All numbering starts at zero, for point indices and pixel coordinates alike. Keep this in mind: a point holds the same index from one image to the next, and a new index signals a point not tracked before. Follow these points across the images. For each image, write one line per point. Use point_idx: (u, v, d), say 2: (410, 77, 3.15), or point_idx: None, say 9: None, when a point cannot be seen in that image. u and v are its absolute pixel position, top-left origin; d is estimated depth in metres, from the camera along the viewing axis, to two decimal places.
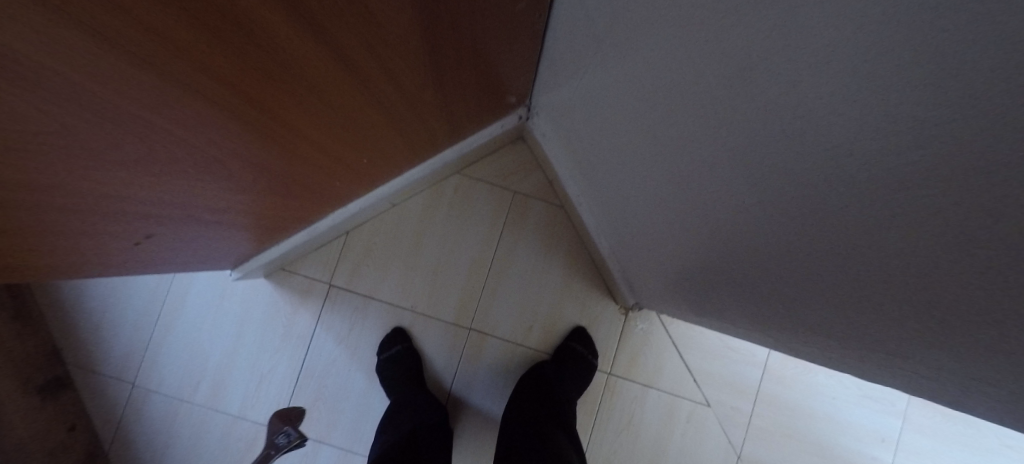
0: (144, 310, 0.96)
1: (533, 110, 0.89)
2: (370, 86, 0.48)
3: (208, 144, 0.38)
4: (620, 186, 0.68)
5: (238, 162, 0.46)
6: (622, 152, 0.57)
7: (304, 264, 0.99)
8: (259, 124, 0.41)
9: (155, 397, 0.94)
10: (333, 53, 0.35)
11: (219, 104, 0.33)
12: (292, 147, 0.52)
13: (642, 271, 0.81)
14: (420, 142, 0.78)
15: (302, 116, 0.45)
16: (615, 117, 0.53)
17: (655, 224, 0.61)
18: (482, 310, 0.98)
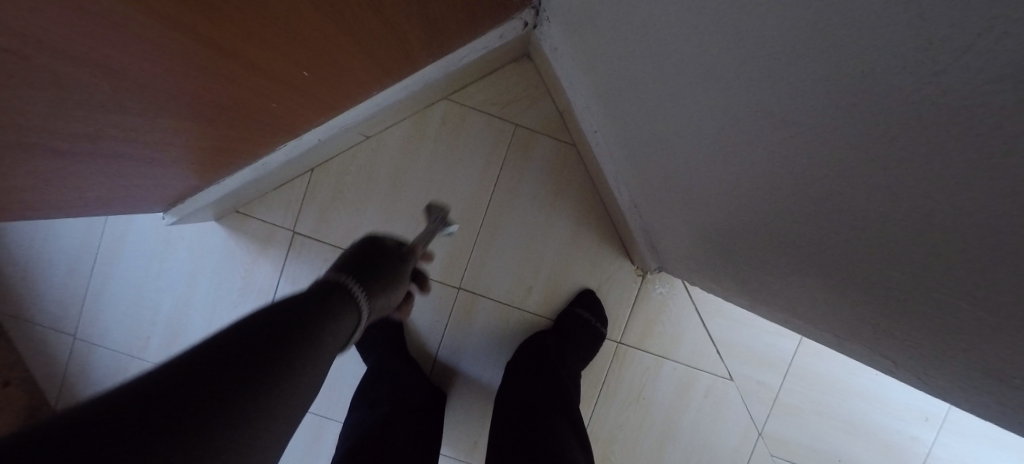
0: (76, 254, 0.81)
1: (542, 14, 0.67)
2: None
3: (134, 71, 0.32)
4: (657, 118, 0.49)
5: (174, 95, 0.39)
6: (676, 61, 0.38)
7: (260, 207, 0.81)
8: (120, 16, 0.26)
9: (100, 354, 0.81)
10: None
11: (137, 24, 0.27)
12: (203, 59, 0.36)
13: (668, 234, 0.64)
14: (390, 55, 0.58)
15: (195, 0, 0.29)
16: (675, 2, 0.34)
17: (704, 173, 0.43)
18: (473, 268, 0.83)
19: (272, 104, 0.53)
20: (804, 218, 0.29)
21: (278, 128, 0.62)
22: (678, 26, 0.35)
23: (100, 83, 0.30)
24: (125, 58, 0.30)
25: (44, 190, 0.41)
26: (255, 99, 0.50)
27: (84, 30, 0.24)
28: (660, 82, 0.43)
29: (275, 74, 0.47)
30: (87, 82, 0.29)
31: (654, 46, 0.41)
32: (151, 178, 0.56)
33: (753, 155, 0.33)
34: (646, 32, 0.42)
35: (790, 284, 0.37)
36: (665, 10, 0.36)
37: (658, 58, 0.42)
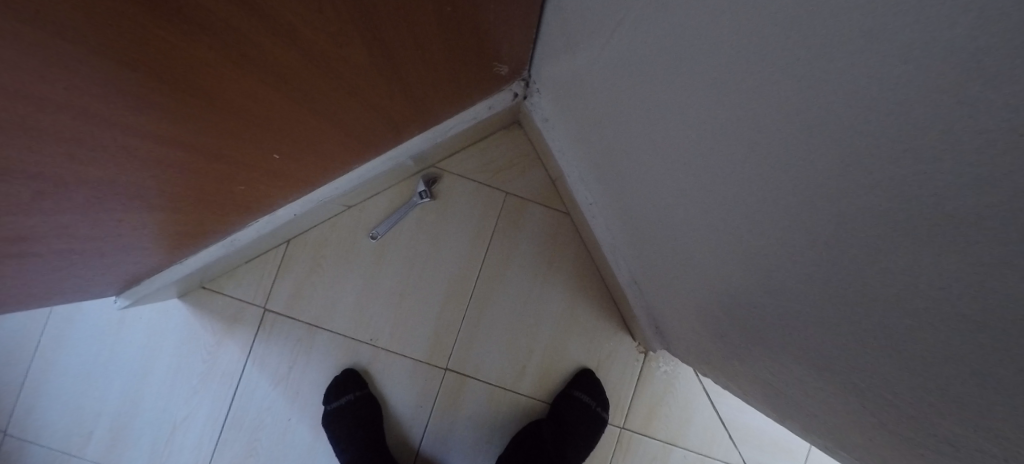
0: (18, 338, 0.72)
1: (533, 86, 0.65)
2: (278, 56, 0.29)
3: (75, 178, 0.27)
4: (660, 200, 0.45)
5: (127, 190, 0.34)
6: (688, 150, 0.34)
7: (229, 282, 0.75)
8: (58, 137, 0.22)
9: (31, 453, 0.70)
10: (235, 56, 0.26)
11: (77, 139, 0.23)
12: (162, 157, 0.32)
13: (673, 316, 0.59)
14: (372, 131, 0.55)
15: (162, 110, 0.26)
16: (688, 91, 0.30)
17: (720, 267, 0.39)
18: (462, 346, 0.76)
19: (241, 186, 0.49)
20: (861, 356, 0.24)
21: (248, 206, 0.57)
22: (691, 115, 0.31)
23: (26, 199, 0.26)
24: (64, 170, 0.26)
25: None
26: (221, 183, 0.45)
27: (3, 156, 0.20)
28: (666, 167, 0.40)
29: (243, 160, 0.43)
30: (6, 202, 0.24)
31: (659, 131, 0.38)
32: (101, 267, 0.50)
33: (786, 262, 0.28)
34: (649, 116, 0.39)
35: (828, 409, 0.31)
36: (675, 97, 0.32)
37: (662, 144, 0.38)
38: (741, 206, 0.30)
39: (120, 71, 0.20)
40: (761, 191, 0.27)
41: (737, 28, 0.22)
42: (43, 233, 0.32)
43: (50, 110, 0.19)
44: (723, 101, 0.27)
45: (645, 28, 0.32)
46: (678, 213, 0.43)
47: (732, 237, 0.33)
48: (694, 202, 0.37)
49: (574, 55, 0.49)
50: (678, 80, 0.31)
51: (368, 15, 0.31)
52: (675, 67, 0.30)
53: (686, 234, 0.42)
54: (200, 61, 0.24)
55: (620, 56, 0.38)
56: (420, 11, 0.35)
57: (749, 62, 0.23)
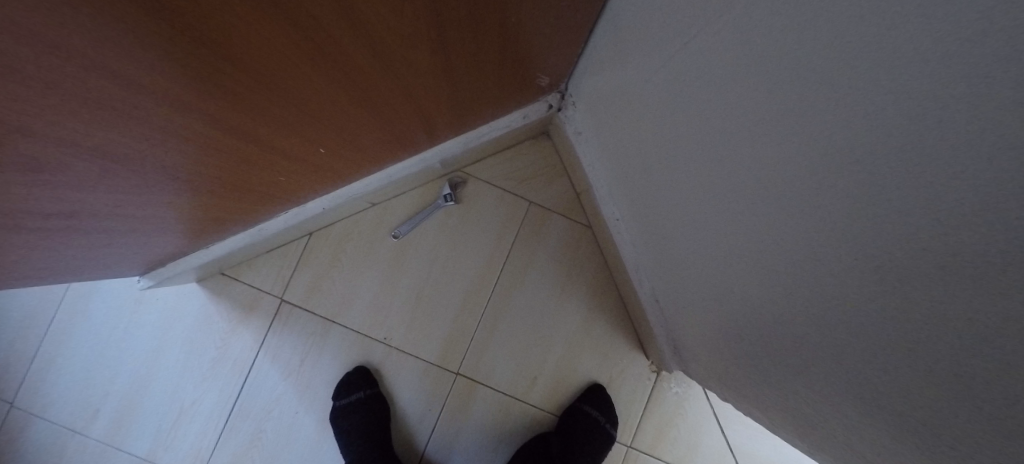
0: (34, 311, 0.71)
1: (569, 98, 0.66)
2: (337, 36, 0.29)
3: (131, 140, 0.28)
4: (697, 222, 0.45)
5: (174, 163, 0.35)
6: (740, 175, 0.35)
7: (248, 269, 0.75)
8: (120, 89, 0.22)
9: (37, 427, 0.69)
10: (302, 31, 0.26)
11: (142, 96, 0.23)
12: (210, 130, 0.32)
13: (694, 338, 0.59)
14: (411, 132, 0.56)
15: (219, 76, 0.26)
16: (753, 118, 0.31)
17: (761, 293, 0.39)
18: (474, 351, 0.76)
19: (279, 176, 0.50)
20: (925, 393, 0.24)
21: (281, 196, 0.57)
22: (751, 141, 0.32)
23: (77, 154, 0.25)
24: (118, 128, 0.25)
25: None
26: (262, 170, 0.46)
27: (66, 98, 0.20)
28: (711, 189, 0.40)
29: (286, 147, 0.43)
30: (58, 152, 0.24)
31: (706, 154, 0.38)
32: (134, 244, 0.50)
33: (841, 296, 0.29)
34: (697, 138, 0.39)
35: (869, 446, 0.31)
36: (735, 122, 0.33)
37: (710, 166, 0.39)
38: (798, 233, 0.30)
39: (190, 22, 0.20)
40: (824, 221, 0.27)
41: (823, 62, 0.23)
42: (86, 197, 0.32)
43: (118, 53, 0.19)
44: (794, 130, 0.27)
45: (713, 53, 0.33)
46: (717, 237, 0.43)
47: (783, 263, 0.34)
48: (740, 226, 0.38)
49: (620, 73, 0.50)
50: (743, 105, 0.31)
51: (431, 10, 0.31)
52: (742, 95, 0.31)
53: (725, 257, 0.43)
54: (266, 28, 0.24)
55: (674, 77, 0.39)
56: (481, 17, 0.36)
57: (832, 95, 0.23)
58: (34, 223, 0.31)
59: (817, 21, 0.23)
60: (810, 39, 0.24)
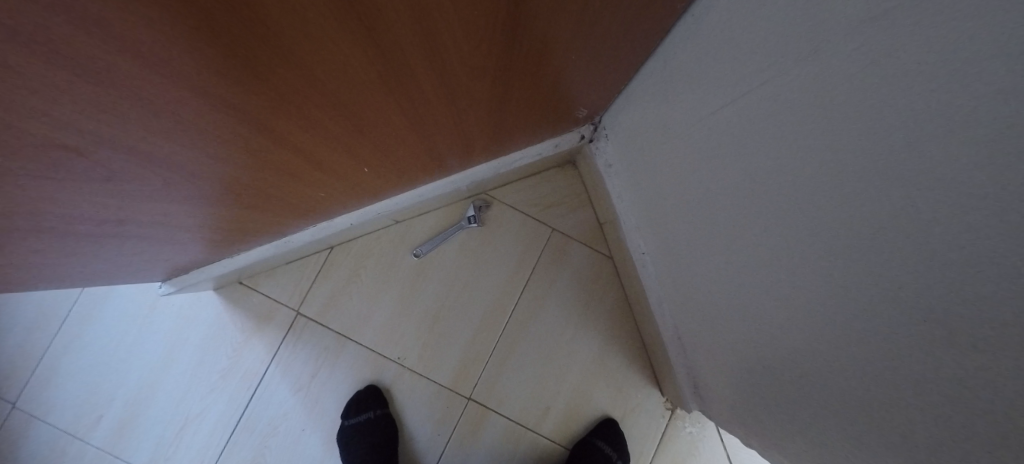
0: (50, 308, 0.70)
1: (602, 130, 0.67)
2: (408, 55, 0.29)
3: (196, 142, 0.28)
4: (736, 265, 0.45)
5: (227, 170, 0.35)
6: (804, 226, 0.35)
7: (267, 280, 0.74)
8: (190, 78, 0.21)
9: (37, 430, 0.67)
10: (377, 52, 0.27)
11: (217, 96, 0.24)
12: (264, 136, 0.32)
13: (715, 380, 0.58)
14: (448, 155, 0.56)
15: (288, 81, 0.26)
16: (830, 173, 0.31)
17: (804, 345, 0.38)
18: (487, 374, 0.75)
19: (317, 191, 0.50)
20: None
21: (315, 210, 0.58)
22: (824, 194, 0.32)
23: (137, 146, 0.25)
24: (179, 122, 0.25)
25: (29, 254, 0.34)
26: (303, 184, 0.46)
27: (136, 81, 0.20)
28: (760, 235, 0.40)
29: (332, 164, 0.44)
30: (114, 139, 0.24)
31: (763, 201, 0.39)
32: (166, 250, 0.50)
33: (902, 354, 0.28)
34: (752, 183, 0.39)
35: None
36: (807, 173, 0.33)
37: (763, 212, 0.39)
38: (867, 292, 0.30)
39: (281, 33, 0.21)
40: (903, 282, 0.27)
41: (927, 127, 0.24)
42: (134, 194, 0.32)
43: (197, 40, 0.19)
44: (880, 189, 0.27)
45: (790, 105, 0.33)
46: (753, 283, 0.43)
47: (840, 319, 0.33)
48: (792, 275, 0.37)
49: (662, 112, 0.51)
50: (819, 159, 0.32)
51: (498, 36, 0.32)
52: (815, 142, 0.32)
53: (764, 302, 0.43)
54: (345, 36, 0.24)
55: (735, 122, 0.40)
56: (539, 50, 0.37)
57: (936, 159, 0.24)
58: (75, 214, 0.31)
59: (926, 87, 0.23)
60: (913, 103, 0.24)
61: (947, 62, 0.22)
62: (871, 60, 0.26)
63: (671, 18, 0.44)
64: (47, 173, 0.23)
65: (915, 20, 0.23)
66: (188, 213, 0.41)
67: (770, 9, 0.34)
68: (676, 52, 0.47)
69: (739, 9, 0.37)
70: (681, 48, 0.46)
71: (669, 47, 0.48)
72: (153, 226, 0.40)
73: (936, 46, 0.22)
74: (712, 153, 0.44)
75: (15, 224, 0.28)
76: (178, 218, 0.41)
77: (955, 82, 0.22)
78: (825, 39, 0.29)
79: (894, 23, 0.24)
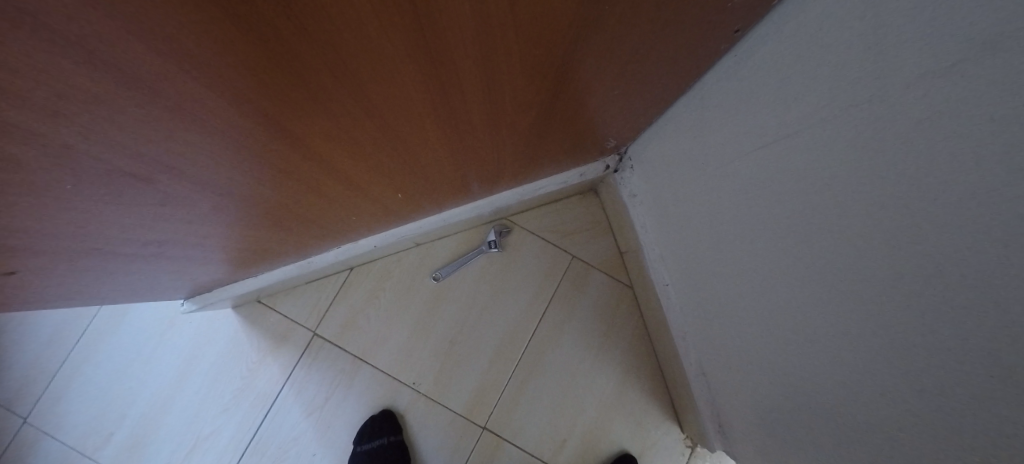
0: (68, 324, 0.70)
1: (627, 161, 0.68)
2: (463, 86, 0.30)
3: (250, 167, 0.29)
4: (763, 303, 0.44)
5: (271, 193, 0.36)
6: (838, 270, 0.34)
7: (285, 299, 0.74)
8: (253, 102, 0.22)
9: (45, 446, 0.66)
10: (433, 86, 0.28)
11: (280, 123, 0.25)
12: (311, 163, 0.33)
13: (738, 420, 0.56)
14: (477, 182, 0.57)
15: (346, 109, 0.27)
16: (868, 217, 0.30)
17: (831, 391, 0.37)
18: (503, 402, 0.73)
19: (348, 215, 0.50)
20: None
21: (342, 233, 0.58)
22: (862, 237, 0.31)
23: (196, 169, 0.26)
24: (234, 146, 0.26)
25: (65, 269, 0.34)
26: (336, 208, 0.46)
27: (194, 102, 0.20)
28: (790, 275, 0.39)
29: (369, 188, 0.44)
30: (170, 162, 0.24)
31: (794, 240, 0.38)
32: (192, 269, 0.50)
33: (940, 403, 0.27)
34: (784, 222, 0.39)
35: None
36: (846, 216, 0.32)
37: (794, 252, 0.38)
38: (908, 344, 0.29)
39: (353, 69, 0.22)
40: (950, 335, 0.26)
41: (978, 176, 0.23)
42: (175, 215, 0.32)
43: (275, 71, 0.20)
44: (918, 236, 0.27)
45: (822, 150, 0.34)
46: (780, 323, 0.42)
47: (876, 370, 0.32)
48: (822, 319, 0.36)
49: (690, 146, 0.52)
50: (858, 202, 0.31)
51: (551, 71, 0.33)
52: (850, 186, 0.32)
53: (788, 343, 0.42)
54: (409, 66, 0.24)
55: (766, 161, 0.40)
56: (581, 87, 0.38)
57: (985, 206, 0.23)
58: (117, 233, 0.31)
59: (969, 135, 0.24)
60: (950, 151, 0.25)
61: (997, 112, 0.22)
62: (919, 107, 0.26)
63: (707, 60, 0.45)
64: (90, 191, 0.24)
65: (956, 73, 0.24)
66: (222, 234, 0.41)
67: (813, 53, 0.34)
68: (713, 89, 0.47)
69: (782, 51, 0.37)
70: (718, 87, 0.46)
71: (705, 85, 0.48)
72: (185, 246, 0.40)
73: (997, 96, 0.22)
74: (741, 189, 0.44)
75: (60, 240, 0.28)
76: (209, 239, 0.41)
77: (1009, 131, 0.22)
78: (870, 85, 0.29)
79: (953, 73, 0.24)
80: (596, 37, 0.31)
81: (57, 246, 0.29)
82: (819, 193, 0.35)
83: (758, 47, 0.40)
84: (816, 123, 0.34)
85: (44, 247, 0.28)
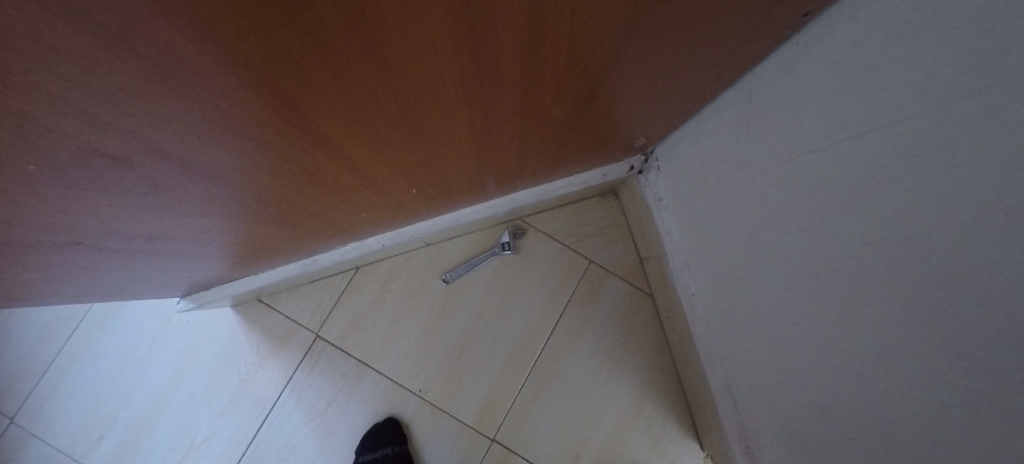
0: (59, 322, 0.67)
1: (653, 162, 0.64)
2: (501, 67, 0.26)
3: (254, 155, 0.26)
4: (801, 320, 0.40)
5: (276, 185, 0.32)
6: (902, 288, 0.29)
7: (287, 299, 0.71)
8: (261, 73, 0.18)
9: (32, 448, 0.63)
10: (469, 69, 0.25)
11: (292, 107, 0.22)
12: (323, 152, 0.29)
13: (764, 443, 0.52)
14: (497, 179, 0.53)
15: (369, 89, 0.23)
16: (930, 227, 0.27)
17: (887, 423, 0.32)
18: (515, 414, 0.69)
19: (357, 211, 0.47)
20: None
21: (350, 230, 0.54)
22: (940, 253, 0.27)
23: (193, 158, 0.23)
24: (238, 129, 0.22)
25: (46, 267, 0.31)
26: (346, 203, 0.43)
27: (181, 69, 0.16)
28: (837, 291, 0.35)
29: (382, 182, 0.41)
30: (161, 147, 0.21)
31: (847, 251, 0.34)
32: (191, 266, 0.46)
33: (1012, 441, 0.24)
34: (835, 230, 0.35)
35: None
36: (915, 227, 0.28)
37: (847, 264, 0.34)
38: (993, 384, 0.25)
39: (382, 45, 0.19)
40: None
41: None
42: (167, 209, 0.29)
43: (289, 44, 0.17)
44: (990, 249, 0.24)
45: (878, 152, 0.30)
46: (818, 342, 0.38)
47: (944, 407, 0.28)
48: (877, 342, 0.32)
49: (726, 146, 0.48)
50: (934, 212, 0.27)
51: (597, 52, 0.29)
52: (910, 193, 0.28)
53: (822, 365, 0.38)
54: (448, 38, 0.21)
55: (811, 167, 0.37)
56: (623, 75, 0.35)
57: None
58: (103, 228, 0.28)
59: None
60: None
61: None
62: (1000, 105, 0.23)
63: (753, 56, 0.41)
64: (54, 181, 0.20)
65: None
66: (219, 229, 0.37)
67: (886, 41, 0.30)
68: (759, 87, 0.43)
69: (846, 44, 0.33)
70: (766, 84, 0.42)
71: (750, 82, 0.44)
72: (180, 241, 0.37)
73: None
74: (781, 193, 0.40)
75: (30, 237, 0.25)
76: (206, 235, 0.38)
77: None
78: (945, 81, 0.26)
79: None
80: (650, 18, 0.27)
81: (30, 243, 0.26)
82: (870, 201, 0.31)
83: (815, 40, 0.36)
84: (873, 125, 0.31)
85: (16, 243, 0.25)
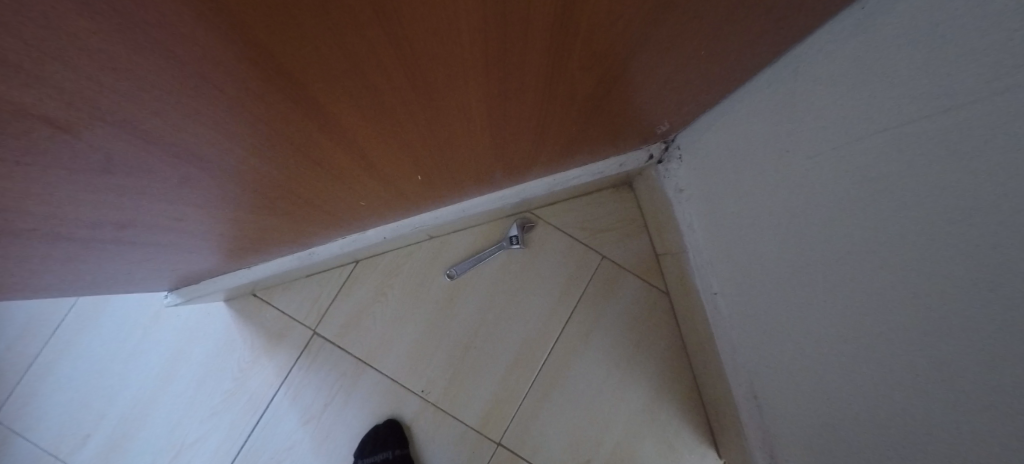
0: (43, 316, 0.64)
1: (674, 150, 0.60)
2: (529, 31, 0.22)
3: (237, 135, 0.22)
4: (832, 326, 0.36)
5: (265, 171, 0.28)
6: (968, 298, 0.25)
7: (284, 294, 0.67)
8: (233, 21, 0.14)
9: (15, 447, 0.60)
10: (493, 34, 0.21)
11: (281, 76, 0.18)
12: (320, 134, 0.25)
13: (786, 454, 0.48)
14: (508, 167, 0.49)
15: (372, 56, 0.19)
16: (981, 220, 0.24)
17: (926, 444, 0.29)
18: (523, 417, 0.66)
19: (355, 200, 0.43)
20: None
21: (349, 221, 0.50)
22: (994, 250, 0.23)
23: (162, 137, 0.19)
24: (216, 103, 0.18)
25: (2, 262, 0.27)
26: (344, 191, 0.39)
27: (116, 7, 0.12)
28: (879, 297, 0.31)
29: (385, 167, 0.37)
30: (120, 124, 0.17)
31: (895, 253, 0.30)
32: (176, 258, 0.43)
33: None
34: (880, 229, 0.30)
35: None
36: (994, 227, 0.24)
37: (892, 267, 0.30)
38: None
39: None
40: None
41: None
42: (135, 198, 0.25)
43: None
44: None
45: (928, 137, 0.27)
46: (848, 350, 0.35)
47: (1017, 439, 0.23)
48: (929, 356, 0.28)
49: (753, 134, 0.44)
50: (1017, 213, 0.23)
51: (638, 18, 0.25)
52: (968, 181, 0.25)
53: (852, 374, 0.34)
54: None
55: (847, 156, 0.33)
56: (660, 47, 0.30)
57: None
58: (62, 219, 0.24)
59: None
60: None
61: None
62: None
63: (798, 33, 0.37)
64: None
65: None
66: (200, 220, 0.33)
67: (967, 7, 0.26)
68: (794, 68, 0.39)
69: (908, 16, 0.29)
70: (804, 64, 0.37)
71: (784, 63, 0.40)
72: (158, 232, 0.33)
73: None
74: (811, 186, 0.36)
75: None
76: (186, 226, 0.34)
77: None
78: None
79: None
80: None
81: None
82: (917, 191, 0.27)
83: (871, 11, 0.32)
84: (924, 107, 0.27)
85: None
